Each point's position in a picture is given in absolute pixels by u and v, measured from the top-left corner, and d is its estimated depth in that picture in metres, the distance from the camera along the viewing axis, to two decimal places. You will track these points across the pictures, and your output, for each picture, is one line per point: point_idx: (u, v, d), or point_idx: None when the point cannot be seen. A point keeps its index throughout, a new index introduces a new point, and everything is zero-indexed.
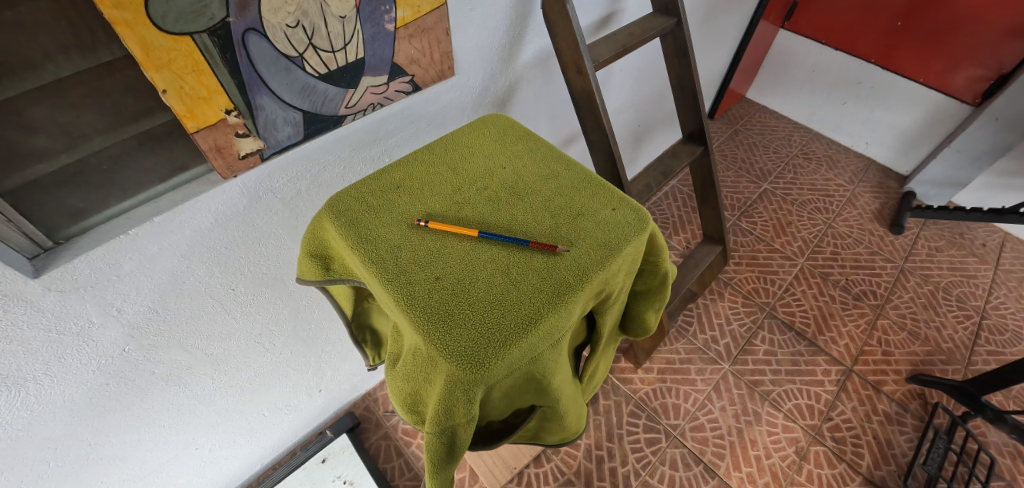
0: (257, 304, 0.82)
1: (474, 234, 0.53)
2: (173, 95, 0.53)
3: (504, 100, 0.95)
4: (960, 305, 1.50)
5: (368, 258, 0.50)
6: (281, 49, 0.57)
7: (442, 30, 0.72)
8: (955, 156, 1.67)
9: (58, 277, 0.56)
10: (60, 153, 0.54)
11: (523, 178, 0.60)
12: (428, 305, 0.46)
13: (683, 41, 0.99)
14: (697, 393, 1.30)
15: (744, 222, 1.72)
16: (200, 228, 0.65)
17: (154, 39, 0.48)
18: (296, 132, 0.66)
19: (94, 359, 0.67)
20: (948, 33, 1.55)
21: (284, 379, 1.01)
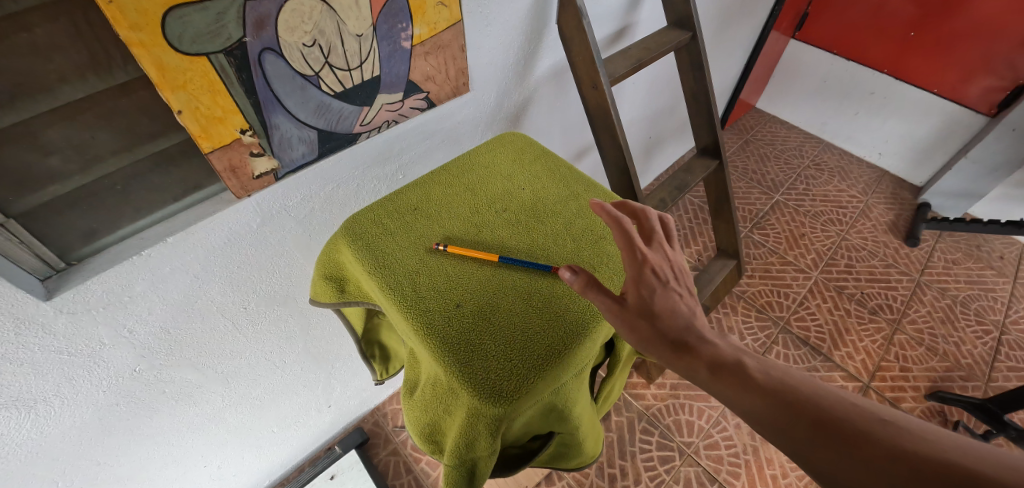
0: (268, 322, 0.81)
1: (494, 260, 0.52)
2: (188, 116, 0.52)
3: (518, 115, 0.94)
4: (979, 320, 1.47)
5: (386, 283, 0.50)
6: (297, 68, 0.57)
7: (458, 47, 0.72)
8: (970, 168, 1.65)
9: (70, 299, 0.55)
10: (74, 174, 0.54)
11: (542, 199, 0.60)
12: (450, 334, 0.46)
13: (698, 54, 0.97)
14: (712, 410, 1.27)
15: (756, 234, 1.70)
16: (212, 247, 0.64)
17: (170, 59, 0.47)
18: (311, 150, 0.65)
19: (105, 379, 0.66)
20: (963, 43, 1.53)
21: (294, 395, 1.00)
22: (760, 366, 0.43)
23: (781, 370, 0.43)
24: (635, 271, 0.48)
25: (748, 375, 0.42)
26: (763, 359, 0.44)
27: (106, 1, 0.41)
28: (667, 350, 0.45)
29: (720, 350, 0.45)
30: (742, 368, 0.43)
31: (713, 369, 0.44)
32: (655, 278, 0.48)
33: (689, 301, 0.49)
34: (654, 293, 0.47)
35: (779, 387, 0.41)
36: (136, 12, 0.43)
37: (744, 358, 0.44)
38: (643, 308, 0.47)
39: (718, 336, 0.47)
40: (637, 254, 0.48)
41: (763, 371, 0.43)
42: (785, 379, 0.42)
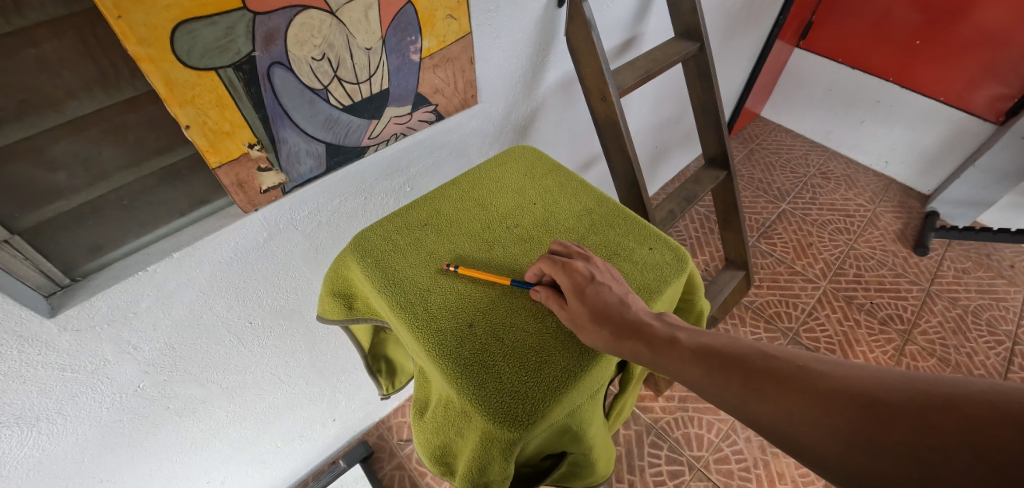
0: (274, 336, 0.80)
1: (506, 282, 0.52)
2: (197, 131, 0.51)
3: (525, 127, 0.93)
4: (991, 330, 1.45)
5: (397, 302, 0.50)
6: (306, 81, 0.56)
7: (467, 59, 0.71)
8: (979, 176, 1.63)
9: (74, 316, 0.54)
10: (80, 190, 0.53)
11: (554, 214, 0.60)
12: (462, 355, 0.45)
13: (706, 65, 0.97)
14: (721, 423, 1.25)
15: (764, 243, 1.69)
16: (219, 262, 0.63)
17: (178, 74, 0.47)
18: (318, 164, 0.64)
19: (109, 396, 0.65)
20: (969, 51, 1.53)
21: (298, 409, 0.99)
22: (691, 336, 0.45)
23: (708, 337, 0.45)
24: (564, 278, 0.49)
25: (680, 346, 0.44)
26: (691, 327, 0.46)
27: (116, 17, 0.41)
28: (613, 337, 0.45)
29: (647, 322, 0.46)
30: (675, 341, 0.45)
31: (651, 348, 0.44)
32: (586, 279, 0.49)
33: (621, 287, 0.50)
34: (592, 291, 0.48)
35: (711, 352, 0.43)
36: (145, 27, 0.43)
37: (673, 329, 0.46)
38: (586, 306, 0.47)
39: (654, 316, 0.48)
40: (560, 265, 0.50)
41: (694, 341, 0.44)
42: (712, 344, 0.44)
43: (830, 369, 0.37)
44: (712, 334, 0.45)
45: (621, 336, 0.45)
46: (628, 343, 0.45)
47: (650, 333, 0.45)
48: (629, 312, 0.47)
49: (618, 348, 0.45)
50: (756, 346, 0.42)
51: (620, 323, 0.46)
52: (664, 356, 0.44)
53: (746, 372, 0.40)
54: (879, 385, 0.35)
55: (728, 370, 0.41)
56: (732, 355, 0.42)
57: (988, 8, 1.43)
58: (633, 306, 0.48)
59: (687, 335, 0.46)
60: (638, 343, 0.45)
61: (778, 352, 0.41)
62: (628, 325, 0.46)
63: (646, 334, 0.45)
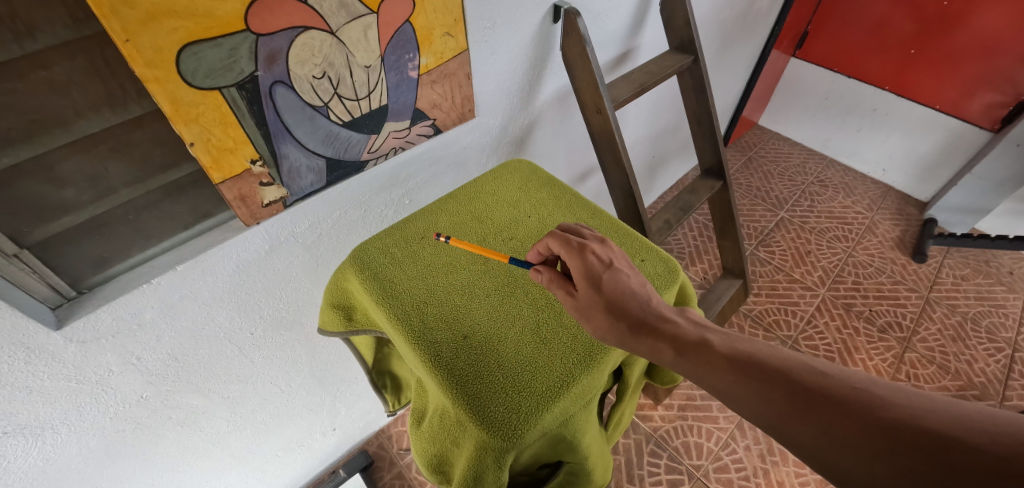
0: (274, 346, 0.81)
1: (502, 259, 0.57)
2: (201, 148, 0.53)
3: (522, 139, 0.95)
4: (991, 338, 1.45)
5: (394, 313, 0.51)
6: (307, 99, 0.58)
7: (464, 75, 0.73)
8: (976, 183, 1.64)
9: (80, 328, 0.56)
10: (87, 205, 0.55)
11: (549, 226, 0.62)
12: (458, 366, 0.47)
13: (700, 77, 0.99)
14: (721, 431, 1.25)
15: (762, 251, 1.70)
16: (221, 274, 0.65)
17: (183, 94, 0.48)
18: (319, 178, 0.66)
19: (113, 406, 0.66)
20: (963, 60, 1.55)
21: (299, 419, 1.00)
22: (724, 341, 0.45)
23: (743, 343, 0.45)
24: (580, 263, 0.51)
25: (712, 350, 0.44)
26: (725, 333, 0.46)
27: (123, 40, 0.42)
28: (628, 331, 0.47)
29: (677, 326, 0.47)
30: (707, 345, 0.45)
31: (676, 350, 0.45)
32: (604, 266, 0.51)
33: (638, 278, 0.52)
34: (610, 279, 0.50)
35: (745, 358, 0.42)
36: (152, 50, 0.44)
37: (706, 333, 0.46)
38: (598, 294, 0.49)
39: (677, 313, 0.49)
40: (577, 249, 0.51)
41: (728, 346, 0.44)
42: (747, 351, 0.43)
43: (889, 396, 0.36)
44: (748, 341, 0.45)
45: (638, 333, 0.47)
46: (654, 342, 0.46)
47: (680, 336, 0.46)
48: (649, 311, 0.49)
49: (643, 346, 0.47)
50: (798, 358, 0.42)
51: (636, 321, 0.48)
52: (690, 358, 0.44)
53: (782, 383, 0.39)
54: (956, 425, 0.32)
55: (761, 379, 0.40)
56: (770, 365, 0.41)
57: (981, 18, 1.45)
58: (656, 307, 0.49)
59: (721, 339, 0.46)
60: (663, 344, 0.46)
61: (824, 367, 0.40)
62: (645, 322, 0.48)
63: (676, 337, 0.46)
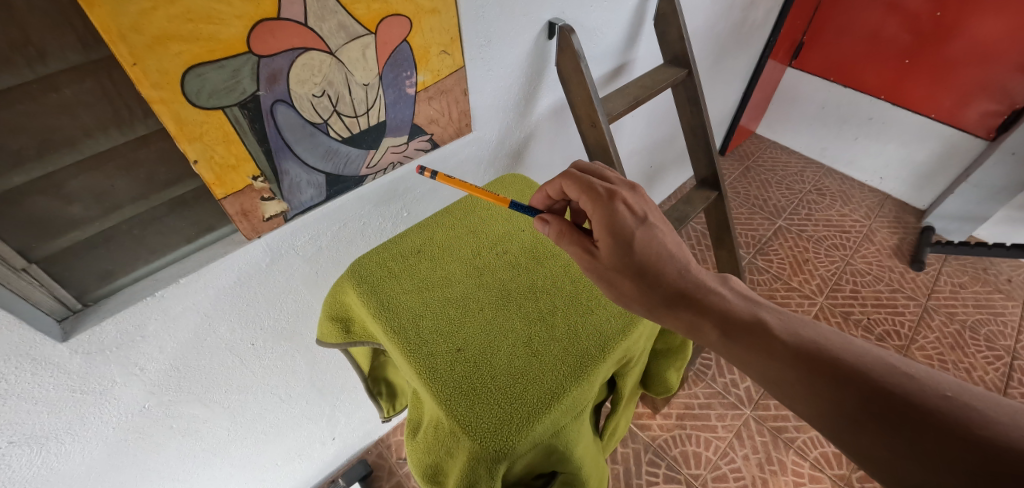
0: (274, 357, 0.82)
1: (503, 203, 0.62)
2: (204, 165, 0.54)
3: (519, 152, 0.97)
4: (990, 346, 1.45)
5: (390, 328, 0.54)
6: (307, 116, 0.59)
7: (460, 91, 0.75)
8: (972, 191, 1.65)
9: (85, 340, 0.57)
10: (94, 220, 0.56)
11: (541, 241, 0.66)
12: (450, 378, 0.49)
13: (694, 90, 1.01)
14: (719, 441, 1.25)
15: (760, 259, 1.70)
16: (223, 286, 0.66)
17: (187, 114, 0.50)
18: (318, 193, 0.68)
19: (115, 416, 0.67)
20: (958, 69, 1.56)
21: (298, 428, 1.01)
22: (783, 325, 0.47)
23: (804, 330, 0.46)
24: (606, 211, 0.55)
25: (767, 333, 0.46)
26: (784, 316, 0.48)
27: (130, 64, 0.44)
28: (662, 300, 0.52)
29: (731, 306, 0.50)
30: (763, 328, 0.47)
31: (723, 331, 0.48)
32: (632, 218, 0.55)
33: (670, 236, 0.56)
34: (634, 231, 0.54)
35: (802, 346, 0.44)
36: (158, 72, 0.46)
37: (764, 315, 0.48)
38: (632, 248, 0.54)
39: (722, 283, 0.53)
40: (604, 198, 0.56)
41: (787, 332, 0.46)
42: (808, 338, 0.45)
43: (978, 405, 0.36)
44: (811, 327, 0.46)
45: (676, 306, 0.51)
46: (702, 321, 0.49)
47: (732, 316, 0.49)
48: (690, 284, 0.52)
49: (690, 324, 0.50)
50: (867, 351, 0.43)
51: (674, 293, 0.52)
52: (739, 339, 0.47)
53: (841, 376, 0.41)
54: None
55: (817, 370, 0.42)
56: (833, 355, 0.42)
57: (975, 28, 1.47)
58: (700, 281, 0.53)
59: (776, 319, 0.48)
60: (710, 324, 0.49)
61: (897, 363, 0.41)
62: (683, 294, 0.52)
63: (730, 318, 0.49)
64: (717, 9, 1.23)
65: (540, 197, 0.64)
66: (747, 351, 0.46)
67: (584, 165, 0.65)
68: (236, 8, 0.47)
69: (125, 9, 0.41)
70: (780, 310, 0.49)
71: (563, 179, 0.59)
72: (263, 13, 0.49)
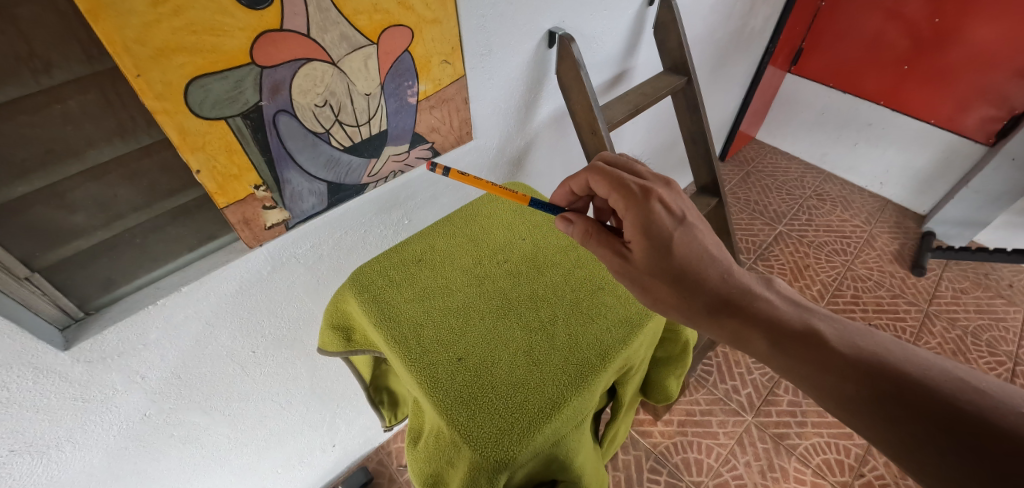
0: (275, 365, 0.82)
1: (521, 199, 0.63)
2: (207, 175, 0.55)
3: (520, 159, 0.97)
4: (991, 351, 1.45)
5: (391, 337, 0.55)
6: (309, 126, 0.60)
7: (461, 100, 0.76)
8: (972, 197, 1.65)
9: (87, 348, 0.57)
10: (96, 229, 0.56)
11: (542, 249, 0.66)
12: (452, 388, 0.50)
13: (694, 98, 1.02)
14: (720, 447, 1.24)
15: (761, 265, 1.70)
16: (224, 294, 0.66)
17: (190, 124, 0.50)
18: (320, 201, 0.68)
19: (116, 424, 0.67)
20: (957, 75, 1.57)
21: (298, 436, 1.00)
22: (838, 335, 0.47)
23: (861, 340, 0.46)
24: (642, 211, 0.55)
25: (821, 343, 0.47)
26: (837, 324, 0.49)
27: (135, 75, 0.44)
28: (705, 309, 0.52)
29: (780, 314, 0.50)
30: (816, 337, 0.47)
31: (772, 339, 0.49)
32: (669, 218, 0.55)
33: (709, 237, 0.56)
34: (670, 232, 0.54)
35: (862, 358, 0.44)
36: (161, 84, 0.46)
37: (816, 324, 0.49)
38: (670, 251, 0.54)
39: (767, 287, 0.54)
40: (638, 196, 0.55)
41: (843, 343, 0.46)
42: (866, 349, 0.45)
43: None
44: (868, 337, 0.46)
45: (719, 315, 0.52)
46: (750, 331, 0.50)
47: (782, 325, 0.49)
48: (733, 290, 0.53)
49: (736, 332, 0.51)
50: (931, 363, 0.43)
51: (716, 300, 0.52)
52: (789, 349, 0.48)
53: (903, 391, 0.41)
54: None
55: (877, 385, 0.42)
56: (892, 368, 0.43)
57: (973, 34, 1.48)
58: (744, 285, 0.53)
59: (829, 328, 0.48)
60: (759, 334, 0.50)
61: (964, 377, 0.41)
62: (726, 300, 0.52)
63: (780, 327, 0.49)
64: (717, 16, 1.24)
65: (565, 191, 0.65)
66: (798, 362, 0.47)
67: (612, 157, 0.64)
68: (239, 20, 0.48)
69: (130, 22, 0.42)
70: (832, 317, 0.50)
71: (595, 175, 0.59)
72: (265, 25, 0.50)
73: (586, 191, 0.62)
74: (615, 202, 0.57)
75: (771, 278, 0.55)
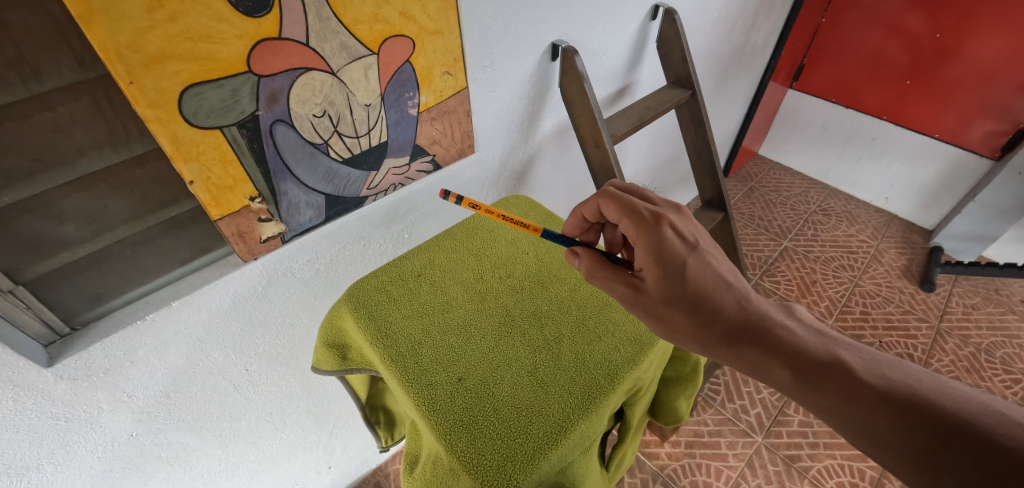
0: (270, 383, 0.80)
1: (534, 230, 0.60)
2: (200, 186, 0.53)
3: (523, 173, 0.96)
4: (1006, 369, 1.40)
5: (387, 355, 0.52)
6: (307, 137, 0.58)
7: (463, 111, 0.74)
8: (980, 211, 1.63)
9: (71, 365, 0.55)
10: (85, 241, 0.54)
11: (546, 264, 0.64)
12: (451, 411, 0.47)
13: (699, 111, 1.01)
14: (730, 470, 1.20)
15: (766, 281, 1.67)
16: (216, 310, 0.64)
17: (185, 133, 0.49)
18: (318, 214, 0.66)
19: (100, 445, 0.65)
20: (960, 90, 1.57)
21: (294, 457, 0.97)
22: (866, 366, 0.44)
23: (891, 371, 0.44)
24: (653, 235, 0.53)
25: (847, 374, 0.44)
26: (863, 354, 0.46)
27: (128, 83, 0.43)
28: (724, 340, 0.49)
29: (803, 343, 0.48)
30: (843, 368, 0.45)
31: (795, 370, 0.46)
32: (681, 244, 0.53)
33: (723, 264, 0.54)
34: (683, 257, 0.52)
35: (892, 390, 0.42)
36: (155, 91, 0.45)
37: (841, 354, 0.46)
38: (683, 276, 0.51)
39: (789, 316, 0.51)
40: (649, 222, 0.54)
41: (872, 373, 0.44)
42: (897, 380, 0.42)
43: None
44: (897, 368, 0.44)
45: (737, 344, 0.49)
46: (770, 362, 0.47)
47: (806, 355, 0.47)
48: (752, 318, 0.50)
49: (756, 363, 0.48)
50: (967, 396, 0.40)
51: (734, 329, 0.50)
52: (814, 381, 0.45)
53: (937, 425, 0.39)
54: None
55: (910, 418, 0.40)
56: (927, 401, 0.40)
57: (974, 48, 1.49)
58: (763, 312, 0.50)
59: (855, 357, 0.46)
60: (780, 364, 0.47)
61: (1005, 411, 0.38)
62: (745, 329, 0.49)
63: (802, 356, 0.47)
64: (719, 32, 1.24)
65: (576, 219, 0.63)
66: (823, 394, 0.44)
67: (622, 183, 0.63)
68: (237, 27, 0.47)
69: (123, 28, 0.41)
70: (857, 347, 0.47)
71: (606, 200, 0.57)
72: (263, 33, 0.48)
73: (597, 217, 0.61)
74: (626, 228, 0.55)
75: (791, 305, 0.53)
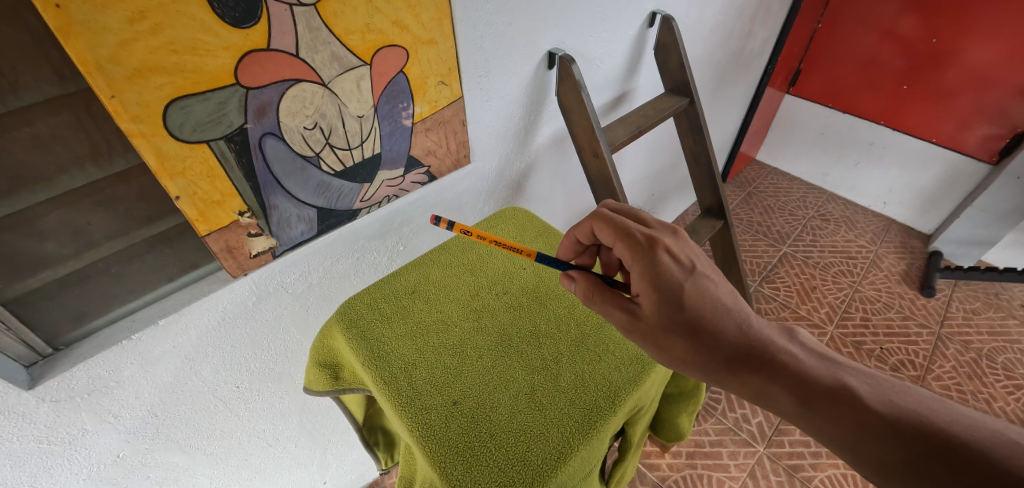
0: (262, 400, 0.78)
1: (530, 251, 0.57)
2: (186, 201, 0.51)
3: (519, 183, 0.94)
4: (1008, 375, 1.39)
5: (380, 378, 0.51)
6: (297, 149, 0.56)
7: (459, 121, 0.73)
8: (979, 215, 1.62)
9: (54, 387, 0.53)
10: (68, 259, 0.53)
11: (544, 281, 0.62)
12: (446, 436, 0.45)
13: (697, 118, 1.00)
14: (732, 481, 1.18)
15: (766, 288, 1.66)
16: (205, 328, 0.62)
17: (169, 148, 0.47)
18: (310, 228, 0.64)
19: (85, 467, 0.62)
20: (956, 94, 1.57)
21: (287, 474, 0.95)
22: (874, 393, 0.43)
23: (899, 397, 0.42)
24: (647, 262, 0.51)
25: (853, 401, 0.43)
26: (870, 378, 0.44)
27: (109, 96, 0.41)
28: (726, 365, 0.48)
29: (807, 368, 0.46)
30: (850, 395, 0.43)
31: (800, 397, 0.45)
32: (678, 269, 0.51)
33: (722, 286, 0.52)
34: (680, 283, 0.51)
35: (901, 418, 0.40)
36: (138, 105, 0.43)
37: (848, 380, 0.45)
38: (681, 303, 0.50)
39: (793, 341, 0.49)
40: (644, 247, 0.52)
41: (880, 401, 0.42)
42: (907, 409, 0.41)
43: None
44: (905, 394, 0.42)
45: (740, 370, 0.47)
46: (774, 388, 0.46)
47: (811, 381, 0.45)
48: (754, 341, 0.48)
49: (760, 390, 0.47)
50: (980, 423, 0.39)
51: (736, 353, 0.48)
52: (820, 409, 0.44)
53: (950, 457, 0.37)
54: None
55: (920, 449, 0.38)
56: (939, 430, 0.39)
57: (971, 53, 1.48)
58: (766, 336, 0.49)
59: (863, 383, 0.44)
60: (785, 390, 0.45)
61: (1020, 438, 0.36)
62: (747, 353, 0.48)
63: (807, 382, 0.45)
64: (717, 38, 1.23)
65: (571, 241, 0.61)
66: (829, 423, 0.43)
67: (616, 205, 0.61)
68: (223, 38, 0.45)
69: (104, 40, 0.39)
70: (863, 371, 0.46)
71: (599, 224, 0.56)
72: (251, 44, 0.47)
73: (591, 240, 0.59)
74: (621, 253, 0.54)
75: (793, 328, 0.51)
